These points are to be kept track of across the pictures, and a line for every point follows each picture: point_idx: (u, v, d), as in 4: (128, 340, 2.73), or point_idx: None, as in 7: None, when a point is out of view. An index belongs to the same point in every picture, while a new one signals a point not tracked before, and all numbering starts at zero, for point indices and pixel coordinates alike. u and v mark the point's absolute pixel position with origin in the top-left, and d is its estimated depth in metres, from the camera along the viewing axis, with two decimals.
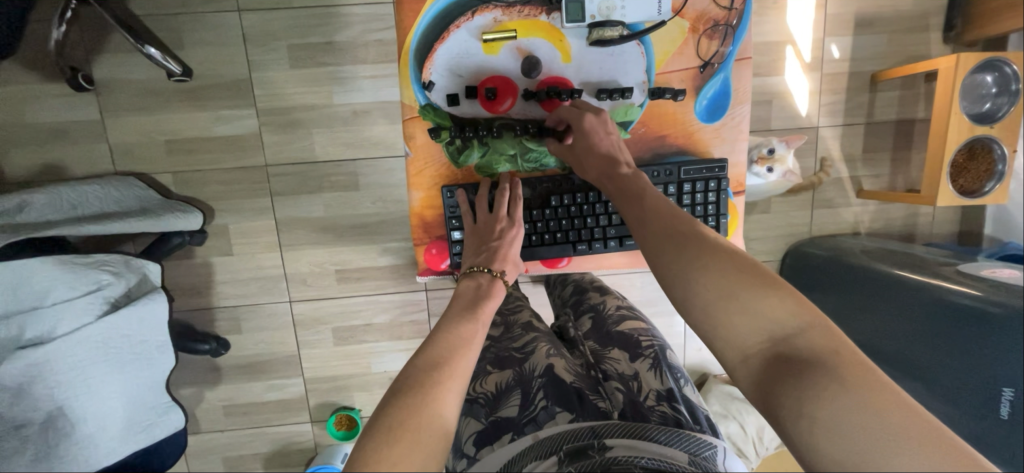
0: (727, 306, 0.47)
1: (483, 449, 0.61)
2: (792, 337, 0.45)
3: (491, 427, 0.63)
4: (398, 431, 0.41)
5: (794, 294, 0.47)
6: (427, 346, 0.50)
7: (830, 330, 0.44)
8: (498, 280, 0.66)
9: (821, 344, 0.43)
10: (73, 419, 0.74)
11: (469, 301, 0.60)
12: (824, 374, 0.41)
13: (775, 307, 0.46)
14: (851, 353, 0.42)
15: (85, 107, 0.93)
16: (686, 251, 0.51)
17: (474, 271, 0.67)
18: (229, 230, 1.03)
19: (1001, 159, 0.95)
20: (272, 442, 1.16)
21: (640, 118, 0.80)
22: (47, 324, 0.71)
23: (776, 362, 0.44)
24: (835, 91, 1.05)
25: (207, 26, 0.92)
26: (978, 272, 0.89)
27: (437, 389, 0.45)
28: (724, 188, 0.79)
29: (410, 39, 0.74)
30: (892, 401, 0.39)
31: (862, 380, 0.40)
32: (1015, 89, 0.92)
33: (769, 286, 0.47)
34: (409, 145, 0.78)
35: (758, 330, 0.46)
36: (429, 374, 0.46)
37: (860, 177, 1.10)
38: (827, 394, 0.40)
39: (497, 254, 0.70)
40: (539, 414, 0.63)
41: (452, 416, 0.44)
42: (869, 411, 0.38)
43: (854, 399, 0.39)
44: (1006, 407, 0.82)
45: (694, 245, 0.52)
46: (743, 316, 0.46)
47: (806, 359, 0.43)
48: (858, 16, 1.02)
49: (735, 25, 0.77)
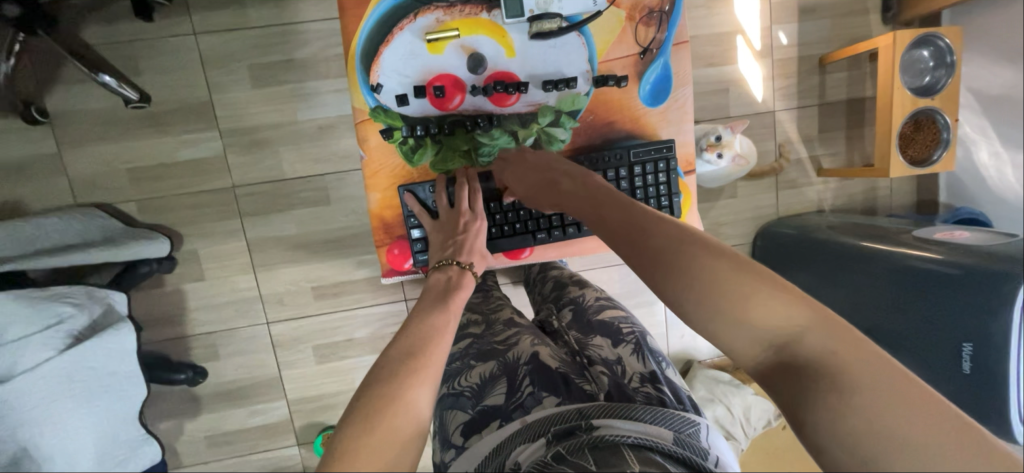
0: (720, 320, 0.42)
1: (472, 437, 0.61)
2: (792, 341, 0.40)
3: (478, 417, 0.64)
4: (375, 419, 0.41)
5: (787, 289, 0.42)
6: (400, 337, 0.50)
7: (828, 324, 0.40)
8: (467, 272, 0.68)
9: (819, 345, 0.39)
10: (41, 459, 0.71)
11: (439, 292, 0.61)
12: (824, 383, 0.38)
13: (768, 313, 0.41)
14: (852, 350, 0.38)
15: (42, 140, 0.92)
16: (690, 268, 0.44)
17: (443, 264, 0.68)
18: (200, 255, 1.01)
19: (945, 127, 0.99)
20: (260, 470, 1.13)
21: (588, 106, 0.82)
22: (6, 362, 0.68)
23: (777, 372, 0.41)
24: (786, 76, 1.10)
25: (163, 51, 0.91)
26: (932, 236, 0.93)
27: (410, 379, 0.44)
28: (674, 168, 0.81)
29: (355, 43, 0.75)
30: (898, 402, 0.36)
31: (865, 384, 0.37)
32: (950, 61, 0.97)
33: (759, 285, 0.42)
34: (363, 147, 0.78)
35: (754, 340, 0.42)
36: (404, 364, 0.46)
37: (818, 156, 1.14)
38: (828, 405, 0.37)
39: (463, 247, 0.72)
40: (525, 400, 0.64)
41: (427, 403, 0.44)
42: (871, 418, 0.36)
43: (870, 409, 0.36)
44: (967, 362, 0.84)
45: (694, 258, 0.44)
46: (738, 328, 0.42)
47: (807, 366, 0.39)
48: (801, 4, 1.06)
49: (668, 11, 0.80)
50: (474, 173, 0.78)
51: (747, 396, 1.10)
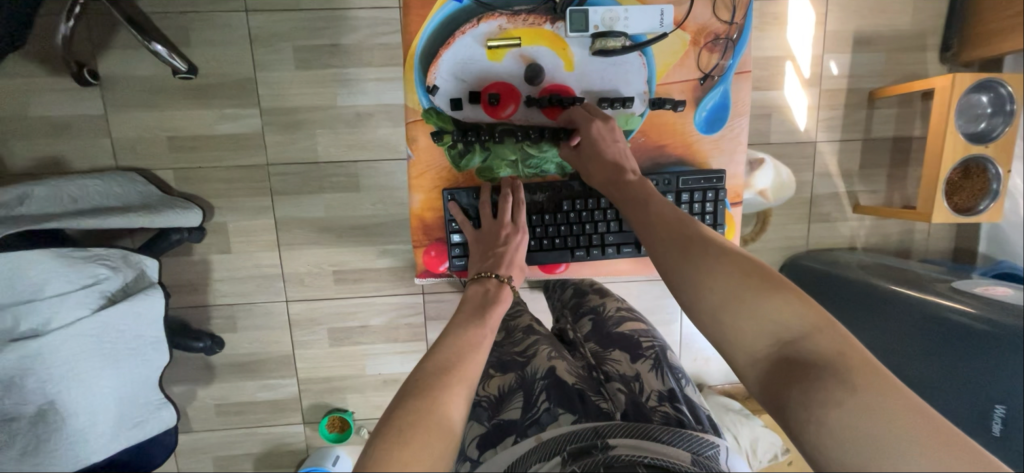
0: (735, 311, 0.48)
1: (487, 451, 0.61)
2: (799, 339, 0.45)
3: (494, 430, 0.63)
4: (407, 432, 0.41)
5: (801, 295, 0.47)
6: (437, 349, 0.51)
7: (836, 330, 0.44)
8: (506, 286, 0.66)
9: (826, 346, 0.43)
10: (64, 413, 0.73)
11: (475, 307, 0.60)
12: (830, 375, 0.41)
13: (781, 311, 0.46)
14: (855, 355, 0.42)
15: (90, 101, 0.94)
16: (692, 257, 0.53)
17: (482, 275, 0.67)
18: (229, 228, 1.03)
19: (996, 178, 0.96)
20: (264, 443, 1.15)
21: (640, 128, 0.81)
22: (42, 317, 0.70)
23: (779, 365, 0.44)
24: (833, 107, 1.07)
25: (214, 25, 0.93)
26: (972, 289, 0.90)
27: (447, 389, 0.46)
28: (722, 199, 0.79)
29: (415, 44, 0.75)
30: (895, 402, 0.39)
31: (868, 383, 0.40)
32: (1010, 110, 0.93)
33: (775, 288, 0.48)
34: (412, 147, 0.79)
35: (765, 334, 0.46)
36: (437, 377, 0.47)
37: (856, 192, 1.10)
38: (834, 395, 0.40)
39: (503, 259, 0.70)
40: (541, 416, 0.64)
41: (460, 416, 0.45)
42: (872, 412, 0.39)
43: (861, 402, 0.39)
44: (998, 424, 0.83)
45: (700, 251, 0.53)
46: (748, 319, 0.47)
47: (812, 362, 0.43)
48: (857, 34, 1.03)
49: (735, 39, 0.78)
50: (516, 183, 0.77)
51: (756, 428, 1.08)
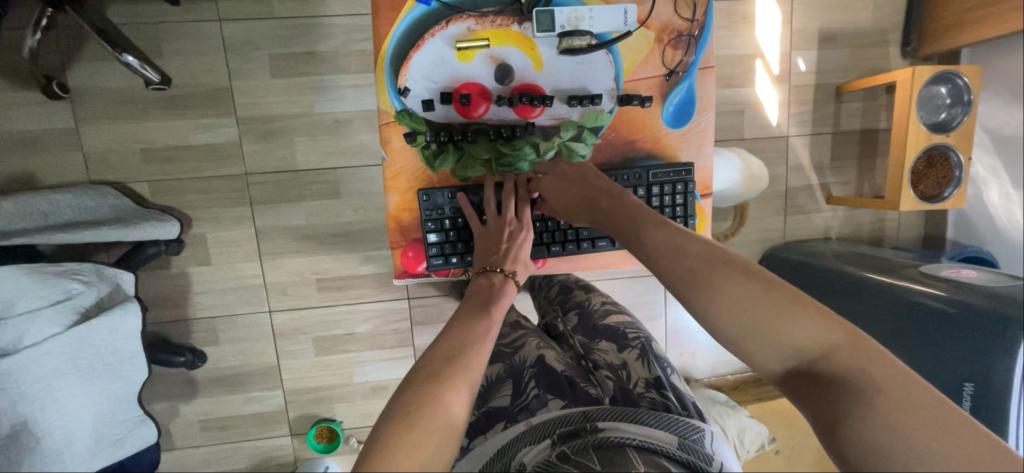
0: (752, 335, 0.48)
1: (476, 439, 0.62)
2: (822, 357, 0.45)
3: (484, 418, 0.64)
4: (413, 418, 0.43)
5: (818, 312, 0.47)
6: (444, 339, 0.52)
7: (858, 345, 0.45)
8: (511, 280, 0.68)
9: (848, 361, 0.44)
10: (38, 432, 0.70)
11: (483, 300, 0.62)
12: (853, 393, 0.42)
13: (801, 332, 0.46)
14: (881, 368, 0.42)
15: (61, 115, 0.92)
16: (701, 283, 0.51)
17: (488, 270, 0.69)
18: (208, 239, 1.01)
19: (958, 166, 0.99)
20: (251, 458, 1.13)
21: (610, 124, 0.83)
22: (12, 334, 0.69)
23: (806, 384, 0.45)
24: (802, 102, 1.10)
25: (186, 34, 0.92)
26: (939, 273, 0.93)
27: (449, 382, 0.47)
28: (691, 191, 0.81)
29: (385, 47, 0.76)
30: (922, 414, 0.39)
31: (891, 398, 0.40)
32: (968, 100, 0.97)
33: (793, 306, 0.47)
34: (386, 149, 0.79)
35: (783, 354, 0.47)
36: (443, 366, 0.48)
37: (829, 184, 1.14)
38: (857, 413, 0.41)
39: (510, 255, 0.72)
40: (531, 402, 0.64)
41: (461, 409, 0.46)
42: (897, 428, 0.39)
43: (896, 421, 0.39)
44: (967, 401, 0.85)
45: (710, 276, 0.51)
46: (766, 344, 0.47)
47: (838, 381, 0.43)
48: (822, 31, 1.06)
49: (697, 36, 0.81)
50: (522, 181, 0.79)
51: (742, 418, 1.08)
